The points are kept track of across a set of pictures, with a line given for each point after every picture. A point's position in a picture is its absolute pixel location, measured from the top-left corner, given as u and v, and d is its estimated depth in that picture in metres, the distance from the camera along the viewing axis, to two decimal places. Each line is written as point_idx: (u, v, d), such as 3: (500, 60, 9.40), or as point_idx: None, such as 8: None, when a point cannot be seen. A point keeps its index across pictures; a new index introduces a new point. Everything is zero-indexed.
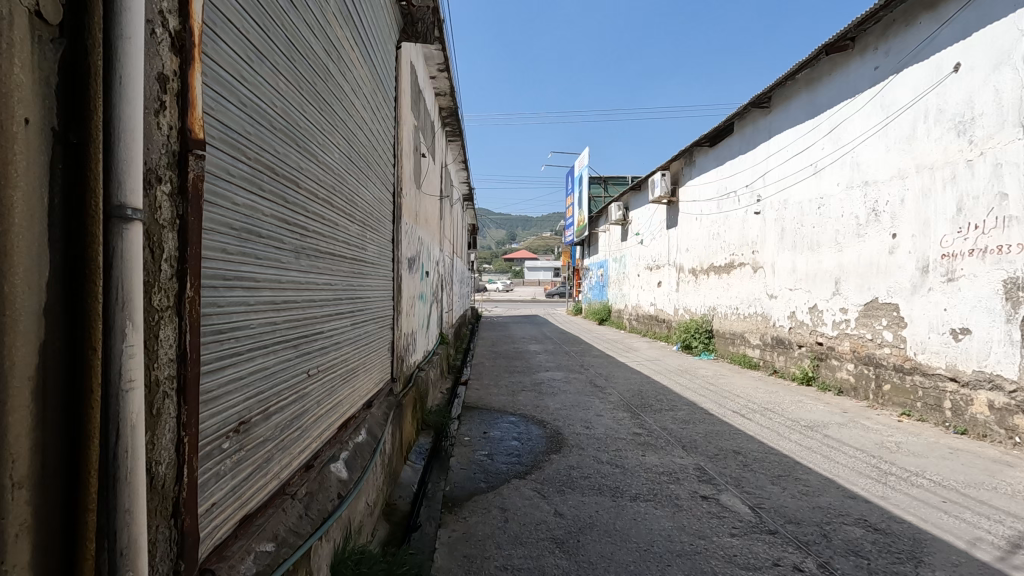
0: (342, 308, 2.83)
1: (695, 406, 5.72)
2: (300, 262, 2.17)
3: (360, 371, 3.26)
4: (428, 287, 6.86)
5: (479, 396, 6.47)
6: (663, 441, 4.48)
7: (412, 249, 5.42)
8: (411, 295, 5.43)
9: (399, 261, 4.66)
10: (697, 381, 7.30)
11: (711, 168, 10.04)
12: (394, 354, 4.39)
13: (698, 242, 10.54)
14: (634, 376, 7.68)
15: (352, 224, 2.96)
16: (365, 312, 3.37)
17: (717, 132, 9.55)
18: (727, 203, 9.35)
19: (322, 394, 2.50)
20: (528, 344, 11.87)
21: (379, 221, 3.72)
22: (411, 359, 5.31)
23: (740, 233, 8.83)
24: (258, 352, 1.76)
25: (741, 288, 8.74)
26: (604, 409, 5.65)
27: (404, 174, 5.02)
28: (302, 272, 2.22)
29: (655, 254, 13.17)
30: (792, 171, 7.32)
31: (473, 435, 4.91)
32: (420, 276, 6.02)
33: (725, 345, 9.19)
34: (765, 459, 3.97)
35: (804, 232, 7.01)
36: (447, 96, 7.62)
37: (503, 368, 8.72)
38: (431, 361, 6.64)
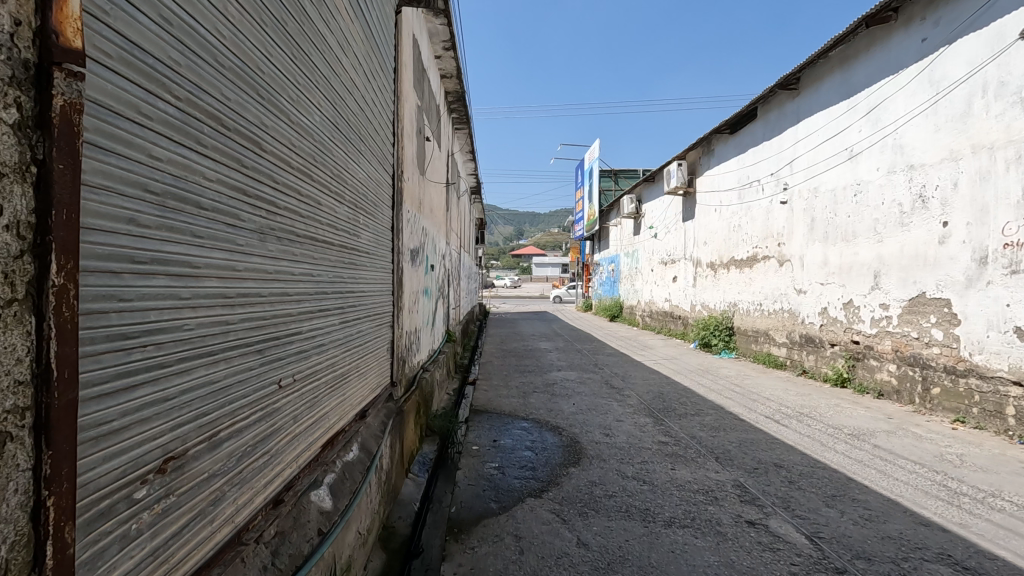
0: (327, 304, 2.40)
1: (723, 411, 5.25)
2: (266, 246, 1.73)
3: (352, 376, 2.83)
4: (433, 282, 6.41)
5: (488, 399, 6.03)
6: (694, 452, 4.02)
7: (415, 240, 4.98)
8: (415, 291, 4.99)
9: (401, 253, 4.22)
10: (721, 382, 6.82)
11: (731, 156, 9.51)
12: (394, 355, 3.96)
13: (717, 235, 10.03)
14: (653, 376, 7.21)
15: (340, 205, 2.52)
16: (358, 308, 2.95)
17: (738, 118, 9.02)
18: (748, 192, 8.83)
19: (301, 408, 2.07)
20: (538, 341, 11.42)
21: (374, 205, 3.28)
22: (414, 361, 4.88)
23: (763, 224, 8.32)
24: (198, 362, 1.33)
25: (765, 284, 8.24)
26: (625, 414, 5.19)
27: (407, 158, 4.58)
28: (270, 259, 1.78)
29: (671, 248, 12.66)
30: (824, 156, 6.79)
31: (481, 443, 4.47)
32: (424, 270, 5.58)
33: (747, 344, 8.70)
34: (814, 476, 3.50)
35: (837, 222, 6.50)
36: (453, 79, 7.16)
37: (513, 367, 8.28)
38: (436, 361, 6.21)
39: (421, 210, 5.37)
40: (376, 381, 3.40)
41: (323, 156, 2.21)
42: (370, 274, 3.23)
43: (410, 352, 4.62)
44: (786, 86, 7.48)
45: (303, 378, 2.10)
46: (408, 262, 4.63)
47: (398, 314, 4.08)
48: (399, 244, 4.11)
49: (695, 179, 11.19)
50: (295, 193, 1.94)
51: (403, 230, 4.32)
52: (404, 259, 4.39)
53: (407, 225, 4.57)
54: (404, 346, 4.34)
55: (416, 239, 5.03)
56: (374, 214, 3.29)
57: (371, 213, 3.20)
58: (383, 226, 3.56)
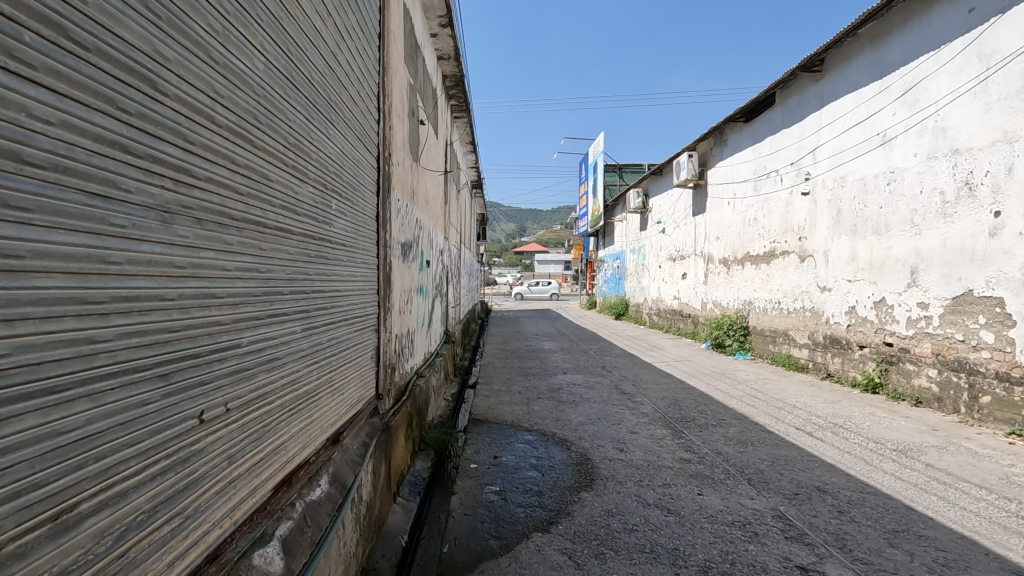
0: (285, 307, 1.93)
1: (748, 421, 4.76)
2: (175, 230, 1.25)
3: (323, 393, 2.36)
4: (429, 279, 5.91)
5: (489, 406, 5.55)
6: (722, 473, 3.54)
7: (408, 233, 4.51)
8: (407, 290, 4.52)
9: (390, 247, 3.74)
10: (740, 386, 6.33)
11: (746, 146, 8.98)
12: (382, 363, 3.49)
13: (731, 229, 9.51)
14: (666, 380, 6.72)
15: (302, 184, 2.04)
16: (331, 311, 2.47)
17: (754, 105, 8.51)
18: (765, 183, 8.32)
19: (242, 443, 1.60)
20: (542, 341, 10.93)
21: (355, 191, 2.81)
22: (406, 367, 4.41)
23: (782, 217, 7.82)
24: (24, 404, 0.88)
25: (784, 281, 7.72)
26: (640, 425, 4.69)
27: (398, 140, 4.10)
28: (185, 248, 1.30)
29: (680, 244, 12.13)
30: (852, 143, 6.27)
31: (480, 459, 3.99)
32: (418, 266, 5.11)
33: (764, 344, 8.20)
34: (866, 504, 3.01)
35: (867, 214, 5.99)
36: (451, 60, 6.66)
37: (516, 370, 7.80)
38: (432, 365, 5.72)
39: (416, 201, 4.89)
40: (356, 396, 2.92)
41: (269, 118, 1.74)
42: (348, 270, 2.74)
43: (400, 358, 4.14)
44: (809, 68, 6.96)
45: (247, 403, 1.63)
46: (401, 257, 4.16)
47: (386, 316, 3.60)
48: (387, 237, 3.63)
49: (706, 171, 10.66)
50: (226, 161, 1.47)
51: (392, 219, 3.83)
52: (394, 254, 3.90)
53: (398, 214, 4.09)
54: (394, 351, 3.87)
55: (409, 232, 4.55)
56: (354, 199, 2.82)
57: (350, 199, 2.72)
58: (365, 215, 3.07)
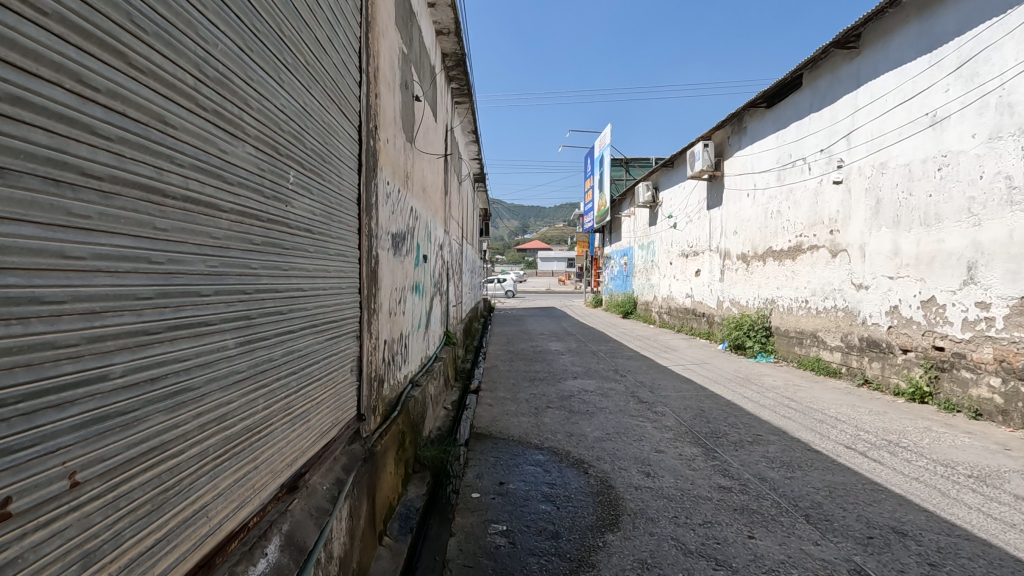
0: (207, 313, 1.34)
1: (789, 437, 4.17)
2: None
3: (277, 423, 1.78)
4: (426, 276, 5.32)
5: (493, 418, 4.97)
6: (773, 507, 2.96)
7: (401, 223, 3.94)
8: (400, 288, 3.96)
9: (377, 238, 3.17)
10: (769, 394, 5.75)
11: (768, 133, 8.37)
12: (367, 376, 2.91)
13: (750, 223, 8.91)
14: (686, 386, 6.14)
15: (239, 142, 1.46)
16: (290, 316, 1.89)
17: (779, 88, 7.89)
18: (790, 173, 7.71)
19: (114, 528, 1.03)
20: (548, 342, 10.35)
21: (326, 164, 2.22)
22: (398, 378, 3.84)
23: (810, 209, 7.22)
24: None
25: (812, 278, 7.13)
26: (665, 443, 4.10)
27: (388, 114, 3.53)
28: None
29: (693, 239, 11.52)
30: (895, 125, 5.67)
31: (482, 486, 3.40)
32: (413, 261, 4.55)
33: (789, 346, 7.61)
34: (962, 555, 2.44)
35: (913, 203, 5.40)
36: (451, 35, 6.07)
37: (521, 374, 7.23)
38: (429, 372, 5.15)
39: (410, 188, 4.34)
40: (329, 420, 2.34)
41: (171, 32, 1.16)
42: (316, 263, 2.15)
43: (391, 366, 3.59)
44: (844, 44, 6.36)
45: (129, 464, 1.06)
46: (392, 250, 3.60)
47: (372, 318, 3.04)
48: (374, 225, 3.07)
49: (723, 161, 10.05)
50: (65, 79, 0.90)
51: (380, 204, 3.26)
52: (383, 245, 3.32)
53: (388, 199, 3.52)
54: (382, 359, 3.30)
55: (402, 222, 3.98)
56: (326, 175, 2.23)
57: (319, 173, 2.14)
58: (342, 196, 2.49)
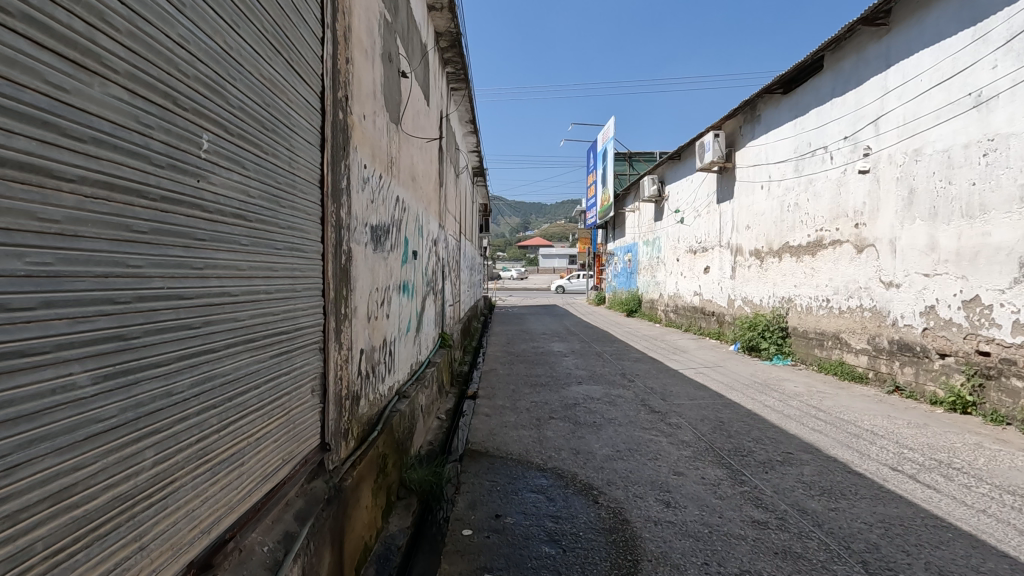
0: (21, 337, 0.87)
1: (824, 456, 3.69)
2: None
3: (183, 478, 1.30)
4: (416, 274, 4.83)
5: (490, 431, 4.48)
6: (821, 549, 2.48)
7: (383, 213, 3.45)
8: (383, 289, 3.47)
9: (350, 231, 2.68)
10: (792, 402, 5.27)
11: (785, 121, 7.86)
12: (336, 395, 2.42)
13: (764, 217, 8.41)
14: (701, 393, 5.66)
15: (92, 77, 0.99)
16: (208, 330, 1.41)
17: (797, 72, 7.39)
18: (809, 163, 7.21)
19: None
20: (551, 342, 9.87)
21: (269, 133, 1.74)
22: (380, 391, 3.37)
23: (832, 201, 6.72)
24: None
25: (834, 275, 6.63)
26: (685, 464, 3.61)
27: (365, 86, 3.03)
28: None
29: (702, 235, 11.01)
30: (931, 108, 5.17)
31: (475, 519, 2.91)
32: (400, 258, 4.06)
33: (808, 348, 7.13)
34: None
35: (954, 192, 4.91)
36: (444, 11, 5.57)
37: (522, 379, 6.76)
38: (420, 380, 4.67)
39: (396, 176, 3.85)
40: (276, 457, 1.85)
41: None
42: (253, 258, 1.66)
43: (370, 377, 3.10)
44: (872, 21, 5.86)
45: None
46: (371, 245, 3.11)
47: (344, 325, 2.56)
48: (346, 214, 2.59)
49: (734, 152, 9.52)
50: None
51: (354, 191, 2.76)
52: (359, 239, 2.83)
53: (366, 186, 3.02)
54: (358, 372, 2.82)
55: (385, 214, 3.49)
56: (269, 147, 1.75)
57: (256, 144, 1.66)
58: (296, 177, 2.00)
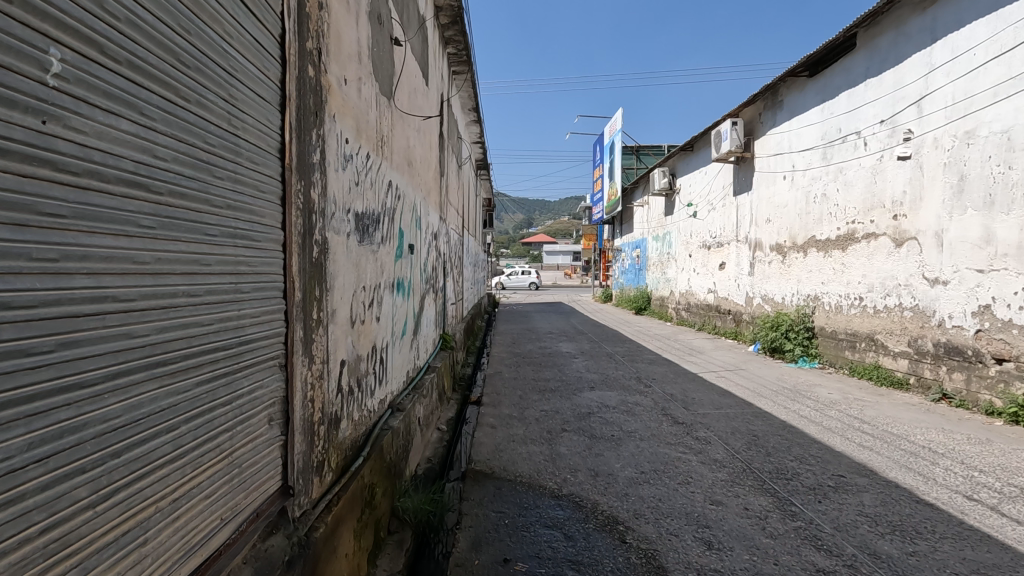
0: None
1: (883, 481, 3.20)
2: None
3: None
4: (413, 271, 4.34)
5: (495, 447, 3.98)
6: None
7: (371, 199, 2.95)
8: (371, 288, 2.97)
9: (326, 218, 2.17)
10: (830, 411, 4.77)
11: (810, 106, 7.33)
12: (304, 423, 1.92)
13: (787, 209, 7.87)
14: (727, 401, 5.16)
15: None
16: (79, 355, 0.95)
17: (826, 53, 6.86)
18: (839, 149, 6.69)
19: None
20: (558, 343, 9.38)
21: (191, 73, 1.25)
22: (367, 407, 2.88)
23: (865, 191, 6.20)
24: None
25: (869, 271, 6.11)
26: (722, 491, 3.11)
27: (347, 45, 2.53)
28: None
29: (717, 229, 10.48)
30: (987, 85, 4.65)
31: (480, 566, 2.41)
32: (393, 253, 3.57)
33: (838, 350, 6.62)
34: None
35: (1015, 177, 4.39)
36: None
37: (530, 383, 6.27)
38: (416, 389, 4.18)
39: (387, 158, 3.34)
40: (208, 520, 1.34)
41: None
42: (163, 246, 1.16)
43: (353, 392, 2.60)
44: None
45: None
46: (354, 236, 2.61)
47: (317, 333, 2.05)
48: (319, 196, 2.08)
49: (753, 140, 8.98)
50: None
51: (332, 167, 2.26)
52: (337, 228, 2.32)
53: (349, 165, 2.52)
54: (337, 388, 2.32)
55: (373, 201, 2.99)
56: (191, 90, 1.25)
57: (167, 84, 1.16)
58: (241, 139, 1.50)
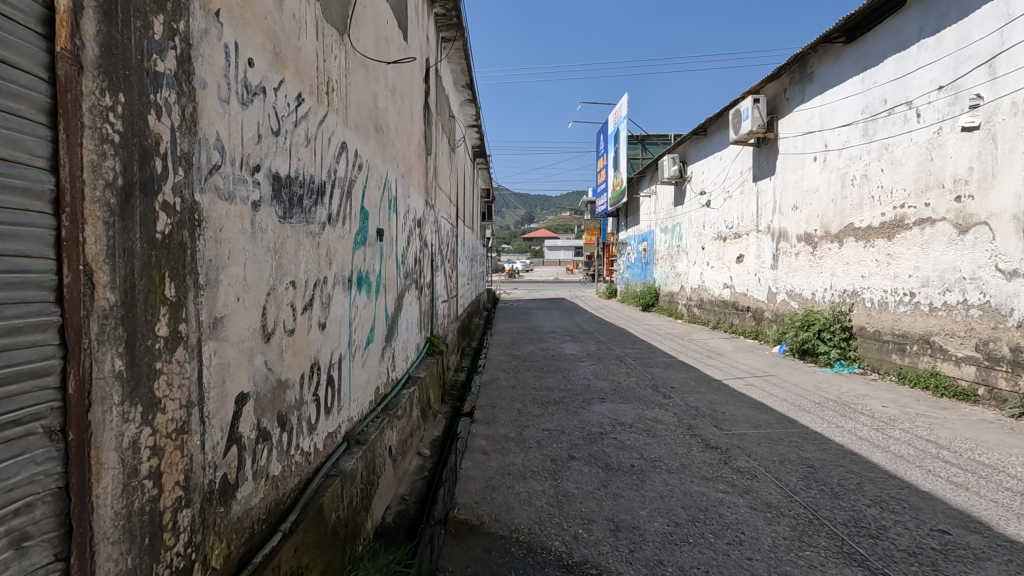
0: None
1: (1007, 543, 2.38)
2: None
3: None
4: (384, 262, 3.51)
5: (486, 483, 3.16)
6: None
7: (305, 160, 2.11)
8: (308, 283, 2.15)
9: (196, 171, 1.34)
10: (893, 431, 3.96)
11: (847, 77, 6.48)
12: (131, 519, 1.10)
13: (818, 194, 7.02)
14: (764, 416, 4.34)
15: None
16: None
17: (868, 15, 6.01)
18: (883, 123, 5.85)
19: None
20: (562, 344, 8.54)
21: None
22: (300, 451, 2.06)
23: (917, 170, 5.36)
24: None
25: (922, 263, 5.29)
26: (789, 557, 2.30)
27: None
28: None
29: (733, 219, 9.65)
30: None
31: None
32: (350, 238, 2.74)
33: (883, 354, 5.79)
34: None
35: None
36: None
37: (529, 392, 5.46)
38: (388, 409, 3.36)
39: (337, 110, 2.51)
40: None
41: None
42: None
43: (269, 437, 1.78)
44: None
45: None
46: (269, 210, 1.79)
47: (170, 359, 1.23)
48: (174, 131, 1.25)
49: (776, 119, 8.13)
50: None
51: (212, 93, 1.43)
52: (223, 190, 1.49)
53: (257, 102, 1.69)
54: (229, 439, 1.50)
55: (309, 165, 2.16)
56: None
57: None
58: None
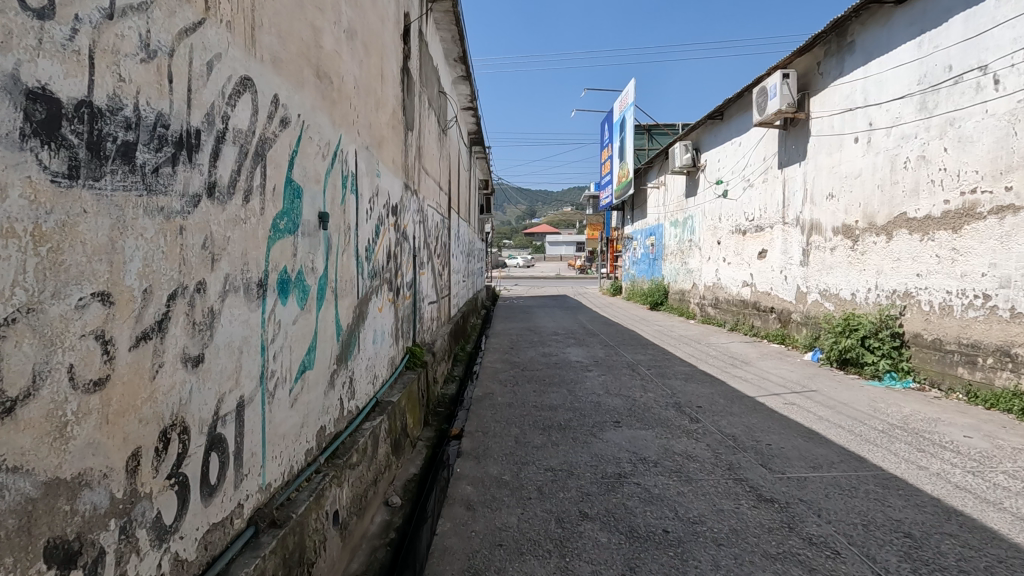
0: None
1: None
2: None
3: None
4: (334, 258, 2.61)
5: (467, 564, 2.29)
6: None
7: (136, 80, 1.22)
8: (151, 294, 1.27)
9: None
10: (993, 475, 3.08)
11: (899, 42, 5.57)
12: None
13: (860, 180, 6.12)
14: (823, 452, 3.46)
15: None
16: None
17: None
18: (946, 94, 4.95)
19: None
20: (565, 349, 7.65)
21: None
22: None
23: (997, 146, 4.45)
24: None
25: (1000, 259, 4.41)
26: None
27: None
28: None
29: (754, 210, 8.75)
30: None
31: None
32: (261, 224, 1.85)
33: (947, 368, 4.91)
34: None
35: None
36: None
37: (528, 413, 4.60)
38: (337, 457, 2.49)
39: (229, 25, 1.62)
40: None
41: None
42: None
43: None
44: None
45: None
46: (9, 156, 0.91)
47: None
48: None
49: (808, 97, 7.22)
50: None
51: None
52: None
53: None
54: None
55: (154, 96, 1.28)
56: None
57: None
58: None
